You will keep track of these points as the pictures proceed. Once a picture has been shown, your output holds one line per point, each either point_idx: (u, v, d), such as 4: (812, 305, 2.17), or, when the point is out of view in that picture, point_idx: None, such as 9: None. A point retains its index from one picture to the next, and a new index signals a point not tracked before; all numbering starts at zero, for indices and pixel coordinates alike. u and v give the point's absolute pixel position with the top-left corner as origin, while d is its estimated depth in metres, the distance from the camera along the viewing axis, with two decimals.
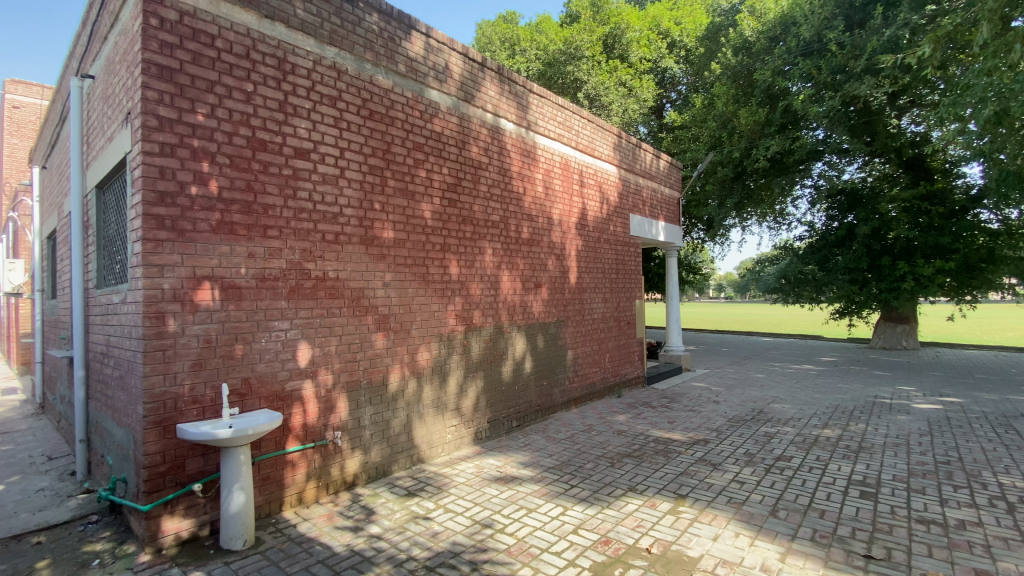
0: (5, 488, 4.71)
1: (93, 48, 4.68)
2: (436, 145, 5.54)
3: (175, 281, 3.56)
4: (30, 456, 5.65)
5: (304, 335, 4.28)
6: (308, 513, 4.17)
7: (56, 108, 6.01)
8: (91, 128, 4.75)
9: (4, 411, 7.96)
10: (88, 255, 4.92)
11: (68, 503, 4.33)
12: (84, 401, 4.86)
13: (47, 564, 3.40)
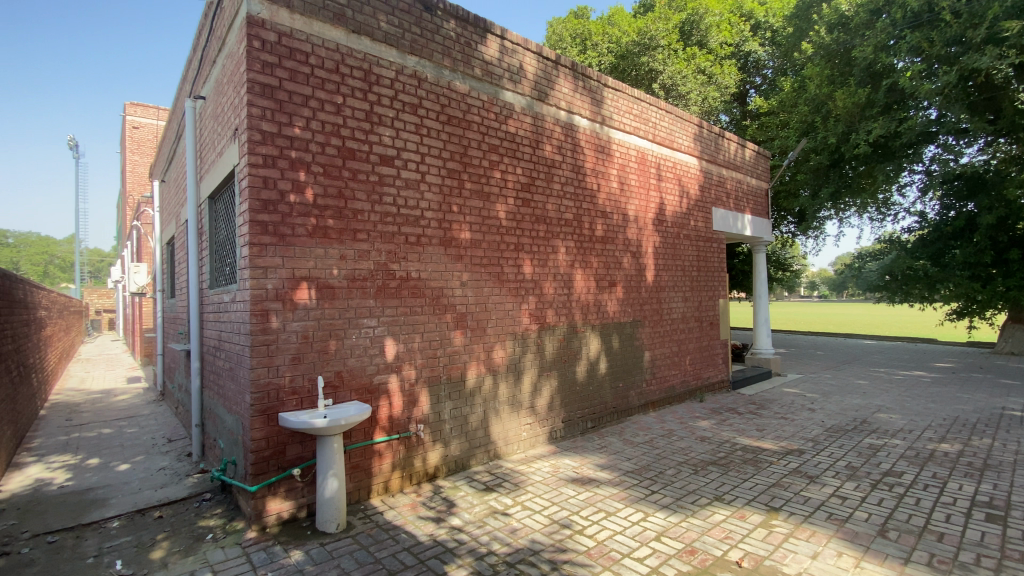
0: (133, 467, 5.38)
1: (204, 71, 5.21)
2: (511, 145, 5.59)
3: (277, 281, 3.87)
4: (153, 439, 6.41)
5: (390, 332, 4.50)
6: (393, 501, 4.37)
7: (174, 128, 6.76)
8: (203, 144, 5.29)
9: (132, 397, 9.11)
10: (202, 259, 5.50)
11: (186, 481, 4.87)
12: (199, 390, 5.44)
13: (169, 536, 3.83)
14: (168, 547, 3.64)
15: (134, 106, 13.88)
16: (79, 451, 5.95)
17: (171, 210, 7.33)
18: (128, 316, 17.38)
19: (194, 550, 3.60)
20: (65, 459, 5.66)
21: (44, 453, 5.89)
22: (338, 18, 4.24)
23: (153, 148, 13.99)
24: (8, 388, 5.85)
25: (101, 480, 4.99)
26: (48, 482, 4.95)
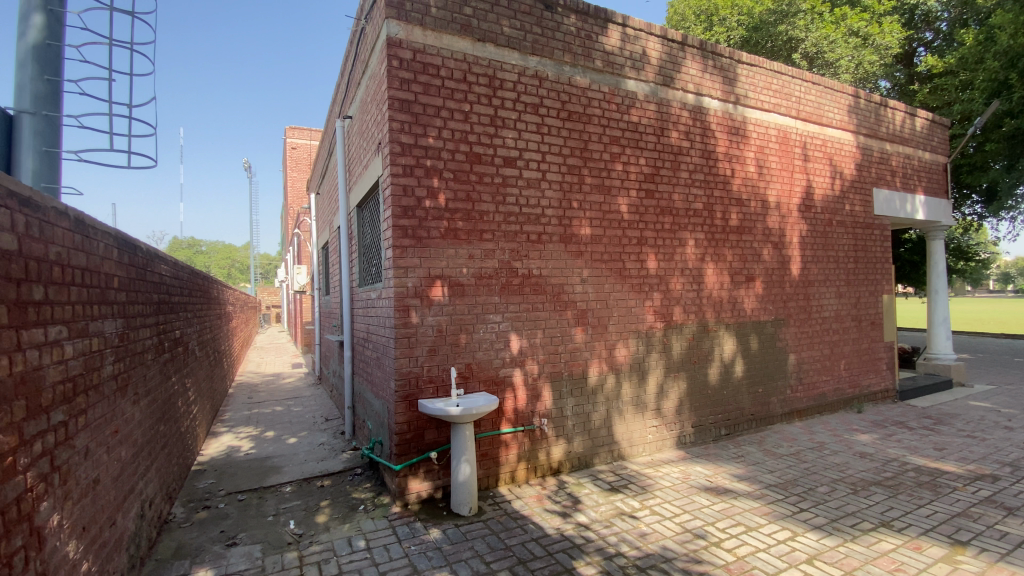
0: (300, 440, 6.25)
1: (351, 93, 5.84)
2: (634, 135, 5.39)
3: (415, 280, 4.19)
4: (314, 417, 7.39)
5: (514, 327, 4.62)
6: (520, 492, 4.50)
7: (327, 145, 7.68)
8: (351, 158, 5.94)
9: (296, 381, 10.60)
10: (352, 260, 6.17)
11: (341, 456, 5.53)
12: (350, 376, 6.14)
13: (329, 504, 4.37)
14: (328, 514, 4.16)
15: (293, 129, 16.00)
16: (259, 424, 7.06)
17: (325, 219, 8.36)
18: (291, 310, 20.29)
19: (348, 518, 4.07)
20: (249, 431, 6.76)
21: (235, 424, 7.10)
22: (465, 29, 4.45)
23: (307, 164, 16.06)
24: (209, 370, 7.17)
25: (276, 451, 5.88)
26: (238, 450, 5.95)
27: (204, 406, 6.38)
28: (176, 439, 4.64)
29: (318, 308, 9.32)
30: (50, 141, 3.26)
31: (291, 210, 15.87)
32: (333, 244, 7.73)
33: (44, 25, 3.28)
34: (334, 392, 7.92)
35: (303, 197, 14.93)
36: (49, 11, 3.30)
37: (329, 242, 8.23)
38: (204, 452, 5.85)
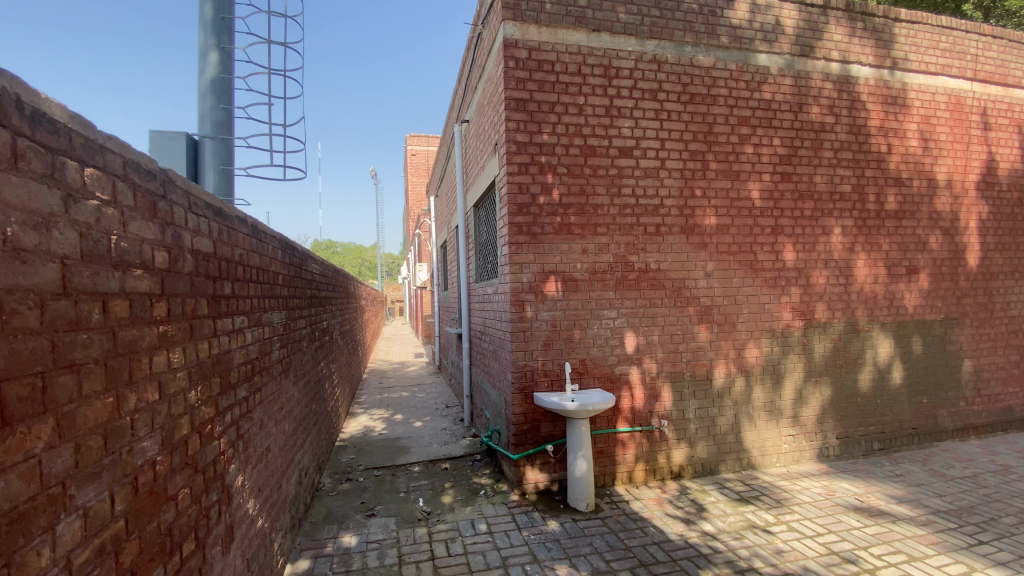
0: (425, 425, 6.72)
1: (468, 97, 6.09)
2: (767, 114, 4.88)
3: (530, 276, 4.25)
4: (436, 404, 7.89)
5: (630, 324, 4.47)
6: (639, 492, 4.36)
7: (445, 149, 8.09)
8: (468, 159, 6.22)
9: (419, 369, 11.43)
10: (469, 257, 6.45)
11: (462, 442, 5.83)
12: (468, 367, 6.44)
13: (452, 486, 4.64)
14: (452, 495, 4.41)
15: (412, 136, 17.10)
16: (389, 408, 7.71)
17: (444, 219, 8.84)
18: (413, 304, 21.93)
19: (470, 501, 4.28)
20: (381, 414, 7.42)
21: (369, 407, 7.83)
22: (580, 21, 4.38)
23: (426, 169, 17.15)
24: (348, 357, 8.00)
25: (404, 433, 6.37)
26: (372, 430, 6.56)
27: (344, 388, 7.14)
28: (324, 417, 5.26)
29: (439, 303, 9.91)
30: (223, 158, 3.85)
31: (411, 211, 17.03)
32: (451, 243, 8.15)
33: (218, 61, 3.90)
34: (454, 382, 8.36)
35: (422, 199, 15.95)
36: (222, 48, 3.92)
37: (447, 240, 8.68)
38: (346, 430, 6.57)
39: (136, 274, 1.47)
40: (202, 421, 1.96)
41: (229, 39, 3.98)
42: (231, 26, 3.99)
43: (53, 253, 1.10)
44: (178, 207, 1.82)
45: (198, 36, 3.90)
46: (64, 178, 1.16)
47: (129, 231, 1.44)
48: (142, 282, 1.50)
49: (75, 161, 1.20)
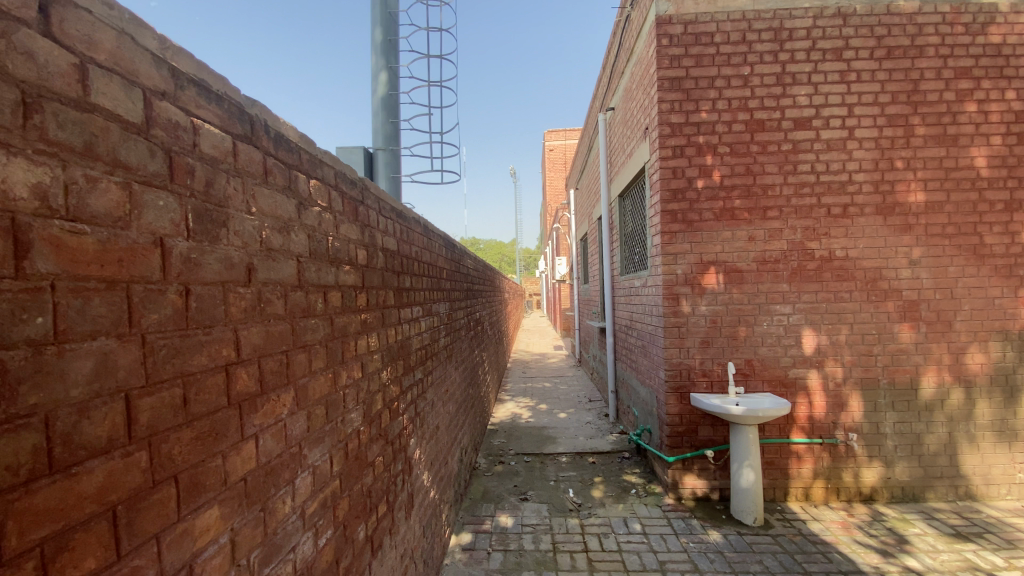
0: (570, 416, 6.75)
1: (613, 84, 5.91)
2: (996, 62, 3.93)
3: (686, 266, 3.95)
4: (580, 396, 7.88)
5: (809, 321, 3.93)
6: (818, 513, 3.82)
7: (587, 140, 7.97)
8: (614, 148, 6.04)
9: (561, 361, 11.55)
10: (614, 249, 6.23)
11: (609, 437, 5.73)
12: (614, 362, 6.32)
13: (602, 481, 4.58)
14: (603, 490, 4.36)
15: (551, 131, 17.22)
16: (534, 397, 7.91)
17: (586, 211, 8.77)
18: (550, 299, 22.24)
19: (622, 498, 4.18)
20: (527, 402, 7.65)
21: (515, 395, 8.14)
22: None
23: (564, 164, 17.23)
24: (496, 346, 8.42)
25: (550, 423, 6.48)
26: (520, 417, 6.80)
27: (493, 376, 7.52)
28: (478, 402, 5.58)
29: (579, 296, 9.88)
30: (392, 167, 4.33)
31: (550, 206, 17.29)
32: (592, 235, 8.04)
33: (387, 79, 4.38)
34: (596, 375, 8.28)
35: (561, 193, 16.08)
36: (390, 68, 4.39)
37: (588, 232, 8.56)
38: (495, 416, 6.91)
39: (344, 269, 1.69)
40: (390, 399, 2.22)
41: (396, 59, 4.44)
42: (397, 47, 4.44)
43: (291, 252, 1.32)
44: (373, 210, 2.07)
45: (371, 60, 4.41)
46: (297, 189, 1.38)
47: (341, 232, 1.68)
48: (349, 276, 1.74)
49: (303, 174, 1.42)
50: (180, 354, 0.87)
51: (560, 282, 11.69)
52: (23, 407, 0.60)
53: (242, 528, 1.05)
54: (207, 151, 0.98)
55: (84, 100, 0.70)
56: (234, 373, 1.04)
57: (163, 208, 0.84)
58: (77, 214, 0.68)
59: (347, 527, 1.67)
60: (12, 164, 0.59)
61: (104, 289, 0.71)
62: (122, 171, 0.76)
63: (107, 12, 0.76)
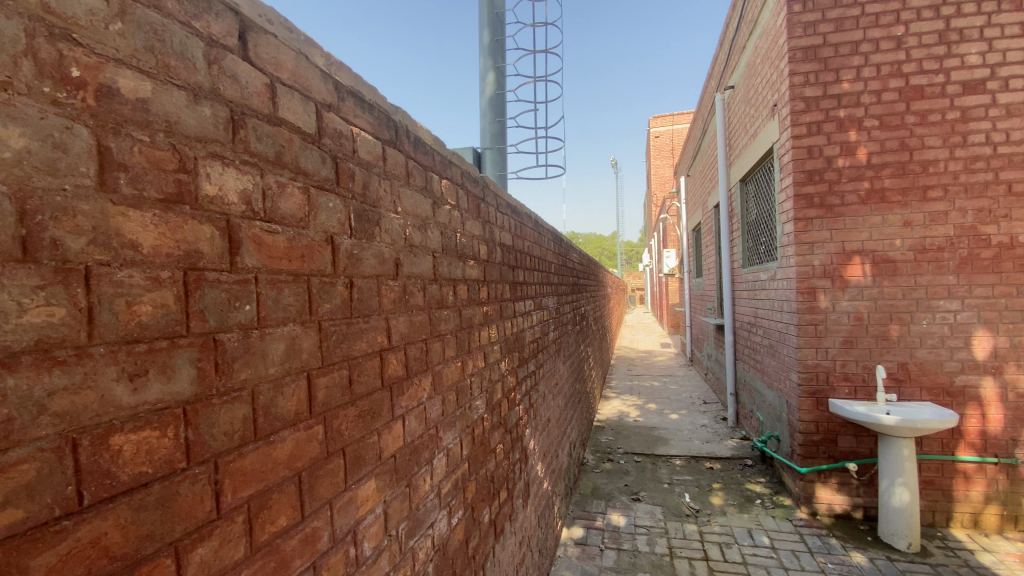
0: (682, 417, 6.40)
1: (733, 60, 5.48)
2: None
3: (825, 257, 3.53)
4: (692, 396, 7.45)
5: (983, 319, 3.32)
6: (988, 543, 3.23)
7: (701, 124, 7.48)
8: (733, 130, 5.59)
9: (669, 358, 11.05)
10: (734, 240, 5.75)
11: (727, 442, 5.33)
12: (732, 361, 5.88)
13: (722, 488, 4.30)
14: (724, 498, 4.09)
15: (656, 117, 16.46)
16: (642, 395, 7.64)
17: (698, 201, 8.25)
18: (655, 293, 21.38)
19: (745, 508, 3.88)
20: (635, 400, 7.41)
21: (622, 392, 7.93)
22: None
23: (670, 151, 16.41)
24: (601, 341, 8.27)
25: (661, 423, 6.21)
26: (629, 416, 6.60)
27: (599, 372, 7.39)
28: (586, 398, 5.51)
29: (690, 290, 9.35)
30: (499, 166, 4.43)
31: (655, 197, 16.58)
32: (706, 226, 7.54)
33: (494, 79, 4.48)
34: (710, 375, 7.77)
35: (668, 181, 15.32)
36: (497, 67, 4.48)
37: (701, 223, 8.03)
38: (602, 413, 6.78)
39: (469, 263, 1.76)
40: (508, 389, 2.28)
41: (502, 58, 4.52)
42: (503, 46, 4.51)
43: (428, 249, 1.40)
44: (492, 207, 2.14)
45: (479, 61, 4.54)
46: (432, 189, 1.46)
47: (466, 228, 1.75)
48: (473, 271, 1.81)
49: (436, 174, 1.51)
50: (347, 339, 0.99)
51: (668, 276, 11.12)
52: (237, 381, 0.70)
53: (393, 500, 1.17)
54: (362, 156, 1.08)
55: (275, 114, 0.81)
56: (387, 358, 1.15)
57: (332, 210, 0.95)
58: (271, 215, 0.79)
59: (474, 509, 1.74)
60: (227, 173, 0.70)
61: (293, 281, 0.83)
62: (302, 177, 0.87)
63: (289, 36, 0.86)
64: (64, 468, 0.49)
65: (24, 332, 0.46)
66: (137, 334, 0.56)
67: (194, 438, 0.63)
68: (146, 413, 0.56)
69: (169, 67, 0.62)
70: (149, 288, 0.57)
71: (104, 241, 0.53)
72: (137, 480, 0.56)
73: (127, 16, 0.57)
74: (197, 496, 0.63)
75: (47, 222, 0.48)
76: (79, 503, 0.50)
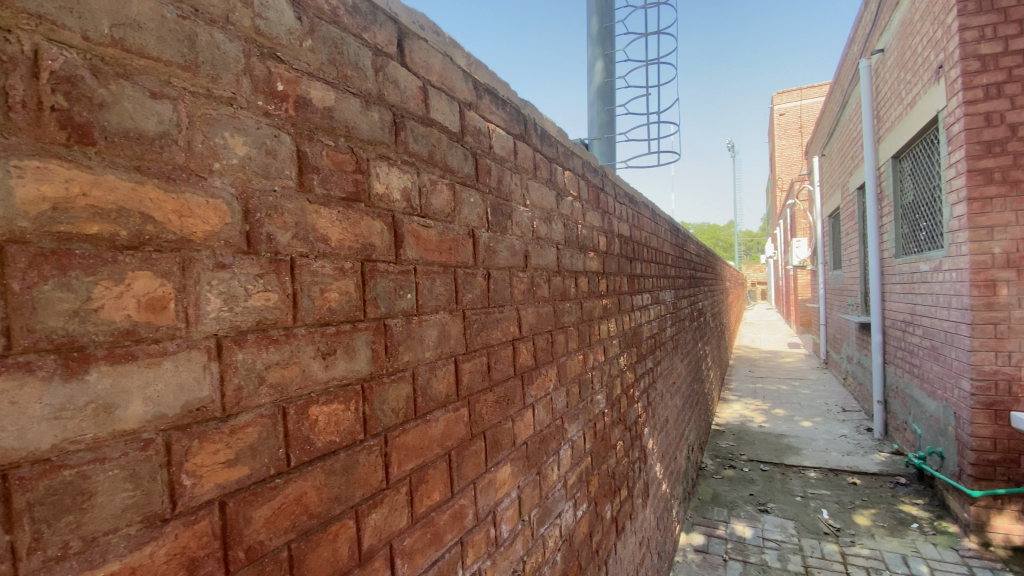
0: (815, 425, 5.74)
1: (883, 20, 4.77)
2: None
3: (1008, 243, 2.94)
4: (827, 402, 6.64)
5: None
6: None
7: (839, 97, 6.64)
8: (883, 100, 4.86)
9: (798, 360, 9.99)
10: (883, 227, 5.01)
11: (874, 456, 4.67)
12: (880, 365, 5.14)
13: (868, 506, 3.78)
14: (871, 518, 3.60)
15: (779, 94, 14.96)
16: (767, 399, 7.01)
17: (834, 184, 7.33)
18: (778, 288, 19.49)
19: (899, 532, 3.38)
20: (758, 404, 6.81)
21: (743, 395, 7.33)
22: None
23: (797, 130, 14.80)
24: (719, 339, 7.72)
25: (790, 430, 5.64)
26: (751, 420, 6.09)
27: (717, 372, 6.91)
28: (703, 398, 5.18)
29: (824, 284, 8.37)
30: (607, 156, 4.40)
31: (779, 182, 15.08)
32: (846, 211, 6.67)
33: (603, 67, 4.37)
34: (849, 380, 6.90)
35: (795, 163, 13.86)
36: (606, 55, 4.37)
37: (839, 209, 7.13)
38: (721, 416, 6.34)
39: (589, 256, 1.74)
40: (627, 385, 2.22)
41: (611, 45, 4.39)
42: (613, 32, 4.38)
43: (552, 240, 1.41)
44: (611, 197, 2.08)
45: (587, 51, 4.46)
46: (556, 180, 1.46)
47: (587, 220, 1.73)
48: (594, 263, 1.78)
49: (560, 166, 1.51)
50: (485, 328, 1.03)
51: (796, 268, 10.06)
52: (401, 363, 0.77)
53: (526, 487, 1.19)
54: (497, 151, 1.12)
55: (427, 115, 0.86)
56: (519, 348, 1.18)
57: (473, 204, 0.99)
58: (425, 211, 0.84)
59: (597, 504, 1.72)
60: (392, 172, 0.76)
61: (442, 271, 0.88)
62: (449, 174, 0.92)
63: (436, 40, 0.92)
64: (277, 433, 0.56)
65: (248, 314, 0.53)
66: (328, 318, 0.64)
67: (370, 413, 0.70)
68: (335, 388, 0.64)
69: (346, 77, 0.69)
70: (335, 277, 0.65)
71: (303, 235, 0.60)
72: (328, 447, 0.63)
73: (315, 34, 0.64)
74: (370, 465, 0.70)
75: (263, 219, 0.55)
76: (288, 464, 0.58)
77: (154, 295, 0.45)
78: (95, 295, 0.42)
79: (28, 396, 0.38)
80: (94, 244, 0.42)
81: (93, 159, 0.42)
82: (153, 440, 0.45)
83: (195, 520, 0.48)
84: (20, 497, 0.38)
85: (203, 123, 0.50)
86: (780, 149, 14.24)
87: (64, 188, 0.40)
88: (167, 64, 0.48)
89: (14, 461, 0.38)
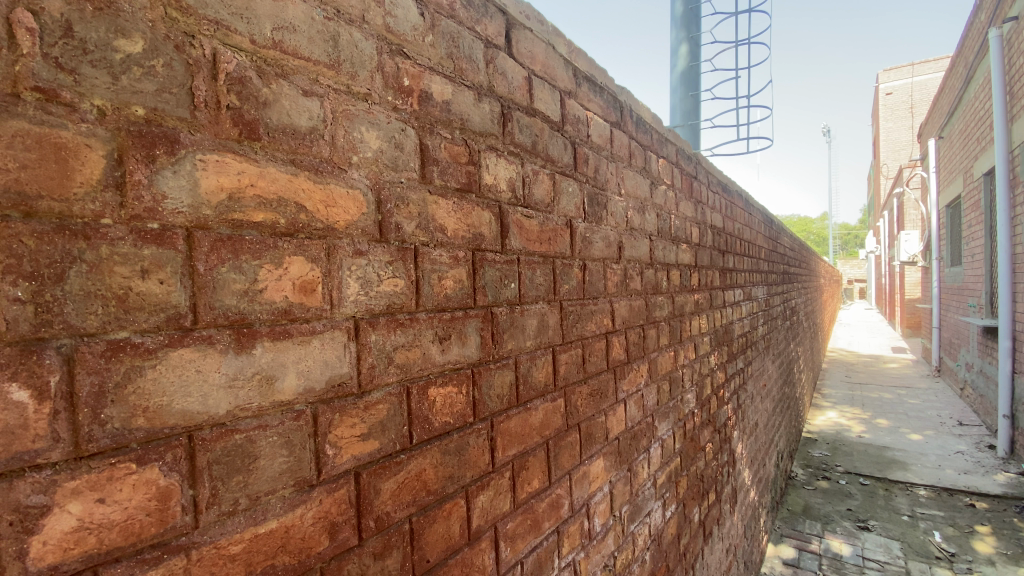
0: (924, 438, 5.13)
1: None
2: None
3: None
4: (940, 414, 5.89)
5: None
6: None
7: (962, 72, 5.86)
8: (1017, 74, 4.24)
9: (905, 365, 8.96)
10: (1016, 217, 4.35)
11: (995, 475, 4.09)
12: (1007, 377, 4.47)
13: (989, 531, 3.34)
14: (992, 544, 3.17)
15: (886, 70, 13.48)
16: (868, 408, 6.38)
17: (954, 169, 6.48)
18: (879, 284, 17.58)
19: None
20: (856, 412, 6.22)
21: (839, 401, 6.73)
22: None
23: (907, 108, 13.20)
24: (812, 341, 7.13)
25: (896, 442, 5.10)
26: (848, 430, 5.58)
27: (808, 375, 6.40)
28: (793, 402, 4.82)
29: (939, 282, 7.46)
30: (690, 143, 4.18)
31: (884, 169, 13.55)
32: (968, 199, 5.88)
33: (688, 50, 4.16)
34: (966, 390, 6.14)
35: (901, 147, 12.46)
36: (692, 37, 4.15)
37: (960, 197, 6.30)
38: (812, 423, 5.87)
39: (682, 248, 1.67)
40: (718, 385, 2.11)
41: (697, 27, 4.17)
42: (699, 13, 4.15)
43: (645, 231, 1.36)
44: (704, 185, 1.98)
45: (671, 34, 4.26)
46: (649, 168, 1.41)
47: (680, 209, 1.66)
48: (685, 255, 1.70)
49: (654, 153, 1.46)
50: (581, 319, 1.02)
51: (904, 264, 9.07)
52: (505, 351, 0.78)
53: (616, 482, 1.17)
54: (595, 139, 1.10)
55: (531, 105, 0.87)
56: (612, 340, 1.15)
57: (571, 194, 0.98)
58: (528, 201, 0.85)
59: (685, 506, 1.66)
60: (500, 163, 0.78)
61: (542, 262, 0.88)
62: (550, 164, 0.91)
63: (541, 28, 0.91)
64: (402, 411, 0.59)
65: (380, 298, 0.57)
66: (444, 304, 0.66)
67: (478, 397, 0.72)
68: (451, 371, 0.67)
69: (462, 70, 0.71)
70: (451, 266, 0.67)
71: (423, 225, 0.63)
72: (444, 428, 0.66)
73: (436, 28, 0.67)
74: (478, 448, 0.71)
75: (392, 210, 0.59)
76: (410, 442, 0.61)
77: (306, 278, 0.50)
78: (260, 277, 0.46)
79: (209, 366, 0.42)
80: (259, 230, 0.46)
81: (259, 153, 0.47)
82: (303, 412, 0.49)
83: (336, 488, 0.52)
84: (202, 456, 0.42)
85: (345, 119, 0.54)
86: (885, 132, 12.82)
87: (237, 180, 0.45)
88: (316, 63, 0.52)
89: (198, 423, 0.42)
